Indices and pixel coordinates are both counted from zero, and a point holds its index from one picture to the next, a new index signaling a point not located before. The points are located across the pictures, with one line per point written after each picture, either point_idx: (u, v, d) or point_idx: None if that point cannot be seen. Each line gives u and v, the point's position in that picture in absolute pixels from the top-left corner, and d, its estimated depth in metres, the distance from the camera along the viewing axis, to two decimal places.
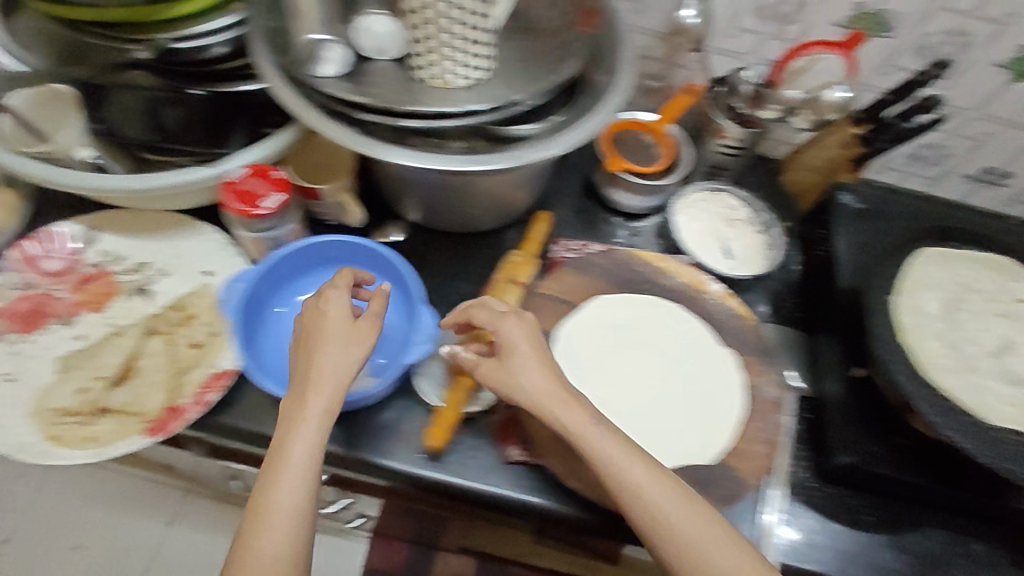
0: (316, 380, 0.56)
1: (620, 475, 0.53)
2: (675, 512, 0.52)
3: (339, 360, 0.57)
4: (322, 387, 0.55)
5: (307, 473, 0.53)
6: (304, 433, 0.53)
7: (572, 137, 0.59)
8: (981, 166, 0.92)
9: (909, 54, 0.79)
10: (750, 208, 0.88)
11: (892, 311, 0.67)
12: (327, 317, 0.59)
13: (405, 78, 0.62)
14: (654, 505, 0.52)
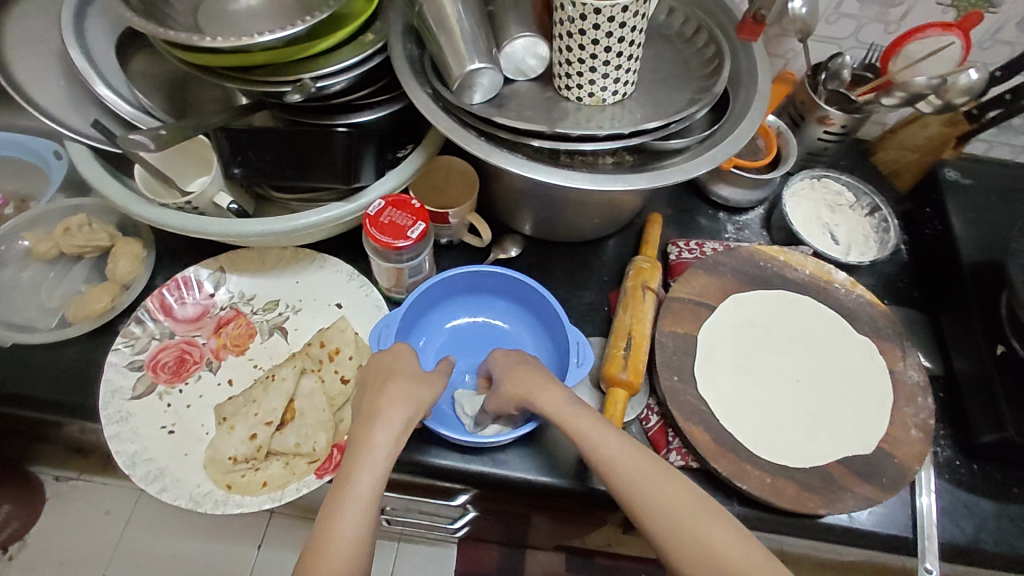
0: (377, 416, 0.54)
1: (627, 478, 0.51)
2: (702, 523, 0.48)
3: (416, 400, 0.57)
4: (391, 416, 0.54)
5: (372, 499, 0.50)
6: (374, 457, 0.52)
7: (735, 142, 0.58)
8: None
9: (1014, 25, 0.78)
10: (853, 192, 0.88)
11: None
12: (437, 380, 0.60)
13: (553, 96, 0.61)
14: (662, 507, 0.49)
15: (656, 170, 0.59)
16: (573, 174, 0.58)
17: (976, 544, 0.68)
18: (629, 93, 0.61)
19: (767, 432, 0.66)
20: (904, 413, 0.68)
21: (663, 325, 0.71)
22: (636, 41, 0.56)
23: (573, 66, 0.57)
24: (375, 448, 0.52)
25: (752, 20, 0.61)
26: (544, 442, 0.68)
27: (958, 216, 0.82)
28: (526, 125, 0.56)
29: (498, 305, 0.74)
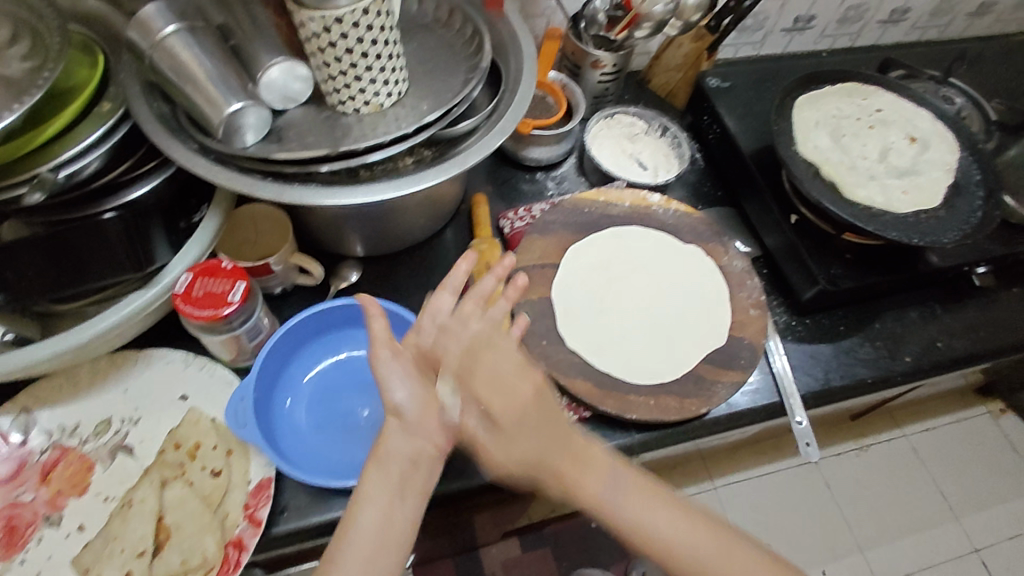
0: (374, 449, 0.54)
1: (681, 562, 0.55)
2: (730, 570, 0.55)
3: (394, 426, 0.55)
4: (393, 422, 0.55)
5: (372, 534, 0.51)
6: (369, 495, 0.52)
7: (518, 109, 0.61)
8: (792, 18, 1.07)
9: None
10: (644, 120, 0.95)
11: (802, 159, 0.77)
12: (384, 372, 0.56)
13: (330, 114, 0.59)
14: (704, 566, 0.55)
15: (456, 154, 0.60)
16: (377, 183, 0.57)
17: (829, 383, 0.78)
18: (406, 91, 0.61)
19: (639, 358, 0.70)
20: (739, 298, 0.76)
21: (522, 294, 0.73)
22: (393, 40, 0.55)
23: (340, 79, 0.56)
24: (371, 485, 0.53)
25: None
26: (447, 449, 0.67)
27: (730, 111, 0.92)
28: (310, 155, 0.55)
29: (356, 333, 0.70)
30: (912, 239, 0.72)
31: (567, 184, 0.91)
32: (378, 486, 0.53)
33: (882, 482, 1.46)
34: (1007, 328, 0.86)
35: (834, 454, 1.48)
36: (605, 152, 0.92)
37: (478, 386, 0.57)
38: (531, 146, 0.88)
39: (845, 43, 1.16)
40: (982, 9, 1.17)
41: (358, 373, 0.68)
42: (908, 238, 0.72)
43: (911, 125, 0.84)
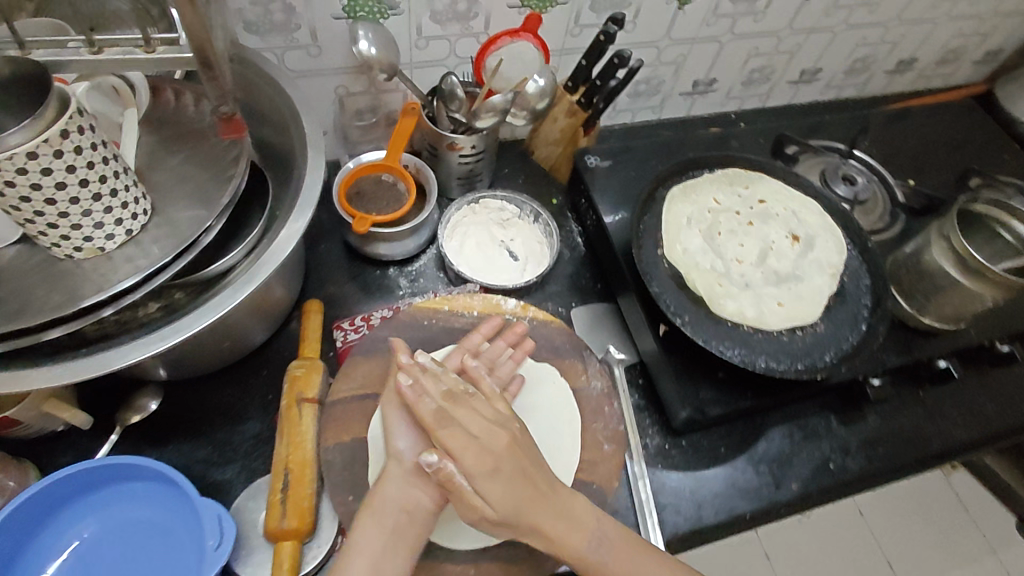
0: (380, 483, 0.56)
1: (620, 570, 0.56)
2: None
3: (395, 473, 0.57)
4: (397, 450, 0.58)
5: (373, 560, 0.52)
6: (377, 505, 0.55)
7: (275, 259, 0.51)
8: (691, 82, 0.98)
9: (589, 10, 0.78)
10: (513, 203, 0.85)
11: (667, 267, 0.69)
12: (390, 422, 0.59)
13: (43, 259, 0.48)
14: None
15: (190, 313, 0.49)
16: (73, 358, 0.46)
17: (700, 520, 0.69)
18: (139, 228, 0.50)
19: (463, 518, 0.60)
20: (591, 429, 0.67)
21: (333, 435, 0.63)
22: (99, 180, 0.44)
23: (30, 226, 0.45)
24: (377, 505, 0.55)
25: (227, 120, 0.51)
26: None
27: (606, 196, 0.82)
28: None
29: (136, 488, 0.58)
30: (779, 366, 0.63)
31: (422, 279, 0.81)
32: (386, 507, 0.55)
33: (826, 559, 1.33)
34: (911, 442, 0.76)
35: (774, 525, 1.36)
36: (466, 242, 0.81)
37: (451, 437, 0.55)
38: (379, 242, 0.78)
39: (754, 104, 1.08)
40: (902, 66, 1.09)
41: (134, 538, 0.58)
42: (776, 367, 0.63)
43: (795, 219, 0.75)
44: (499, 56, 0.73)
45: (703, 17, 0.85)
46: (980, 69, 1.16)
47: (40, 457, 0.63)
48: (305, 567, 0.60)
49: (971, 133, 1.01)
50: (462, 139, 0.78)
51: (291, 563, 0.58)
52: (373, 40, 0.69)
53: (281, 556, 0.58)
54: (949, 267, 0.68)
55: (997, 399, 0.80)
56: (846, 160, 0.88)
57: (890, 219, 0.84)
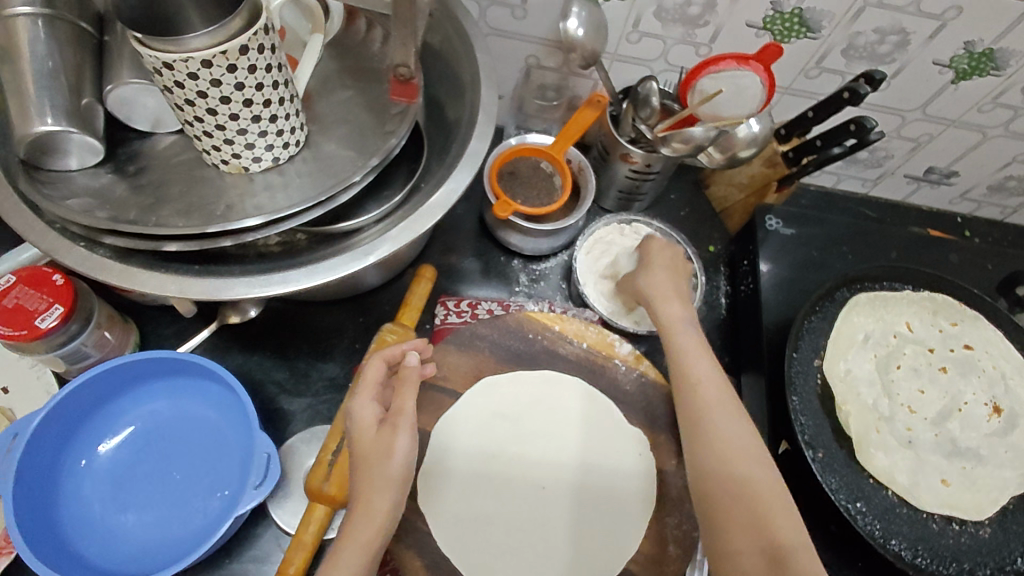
0: (359, 514, 0.49)
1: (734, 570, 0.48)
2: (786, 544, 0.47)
3: (362, 506, 0.49)
4: (393, 476, 0.50)
5: None
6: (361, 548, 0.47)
7: (401, 237, 0.47)
8: (924, 166, 0.81)
9: (839, 54, 0.65)
10: (666, 239, 0.75)
11: (820, 383, 0.57)
12: (395, 442, 0.51)
13: (192, 159, 0.48)
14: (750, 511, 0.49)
15: (302, 265, 0.46)
16: (181, 274, 0.44)
17: None
18: (284, 158, 0.48)
19: (495, 556, 0.56)
20: (663, 523, 0.58)
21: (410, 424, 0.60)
22: (263, 102, 0.42)
23: (189, 127, 0.44)
24: (344, 554, 0.47)
25: (400, 81, 0.47)
26: (250, 556, 0.58)
27: (776, 267, 0.71)
28: (107, 221, 0.43)
29: (212, 389, 0.59)
30: (914, 558, 0.51)
31: (543, 284, 0.75)
32: (359, 555, 0.47)
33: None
34: None
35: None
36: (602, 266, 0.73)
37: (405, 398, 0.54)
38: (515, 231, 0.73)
39: (991, 213, 0.88)
40: None
41: (195, 437, 0.59)
42: (912, 559, 0.51)
43: (1004, 384, 0.60)
44: (712, 82, 0.62)
45: (979, 101, 0.69)
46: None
47: (143, 322, 0.65)
48: (329, 535, 0.58)
49: None
50: (638, 152, 0.69)
51: (317, 530, 0.55)
52: (583, 22, 0.63)
53: (311, 519, 0.55)
54: None
55: None
56: None
57: None
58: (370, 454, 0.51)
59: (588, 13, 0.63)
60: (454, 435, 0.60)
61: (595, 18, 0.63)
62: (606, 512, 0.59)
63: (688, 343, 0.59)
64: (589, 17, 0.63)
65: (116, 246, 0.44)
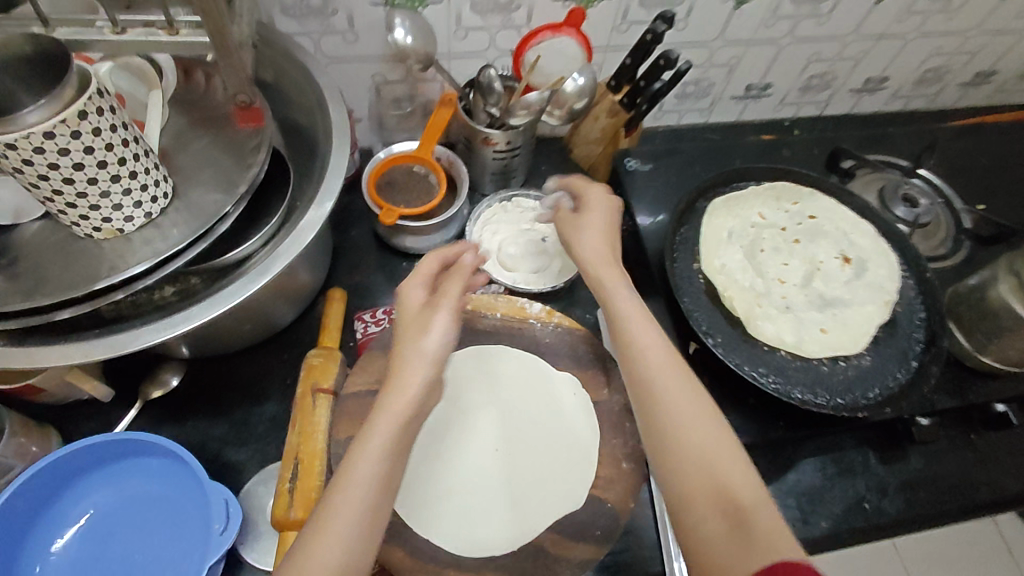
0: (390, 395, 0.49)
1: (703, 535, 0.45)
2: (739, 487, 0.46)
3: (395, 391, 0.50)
4: (426, 351, 0.51)
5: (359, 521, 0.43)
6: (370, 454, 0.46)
7: (290, 250, 0.50)
8: (744, 85, 0.92)
9: (637, 6, 0.74)
10: None
11: (702, 283, 0.65)
12: (434, 320, 0.53)
13: (64, 236, 0.49)
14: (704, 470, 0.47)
15: (204, 299, 0.48)
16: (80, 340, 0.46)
17: None
18: (158, 212, 0.50)
19: (471, 523, 0.59)
20: (613, 446, 0.64)
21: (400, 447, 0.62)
22: (118, 160, 0.44)
23: (50, 204, 0.45)
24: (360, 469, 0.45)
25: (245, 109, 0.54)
26: None
27: (642, 201, 0.79)
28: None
29: (153, 462, 0.59)
30: (814, 399, 0.59)
31: None
32: (384, 432, 0.47)
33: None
34: (956, 492, 0.70)
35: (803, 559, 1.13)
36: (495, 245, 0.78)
37: (451, 286, 0.55)
38: (409, 234, 0.76)
39: (812, 111, 1.01)
40: (978, 78, 1.01)
41: (148, 513, 0.58)
42: (816, 401, 0.59)
43: (848, 239, 0.70)
44: (538, 52, 0.70)
45: (762, 18, 0.80)
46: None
47: (63, 425, 0.64)
48: None
49: None
50: (498, 133, 0.75)
51: None
52: (410, 31, 0.68)
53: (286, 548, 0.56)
54: (1016, 306, 0.62)
55: None
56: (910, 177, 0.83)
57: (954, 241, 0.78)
58: (410, 332, 0.53)
59: (412, 22, 0.68)
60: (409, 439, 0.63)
61: (419, 24, 0.69)
62: (557, 453, 0.63)
63: (627, 307, 0.56)
64: (414, 25, 0.68)
65: (13, 328, 0.46)
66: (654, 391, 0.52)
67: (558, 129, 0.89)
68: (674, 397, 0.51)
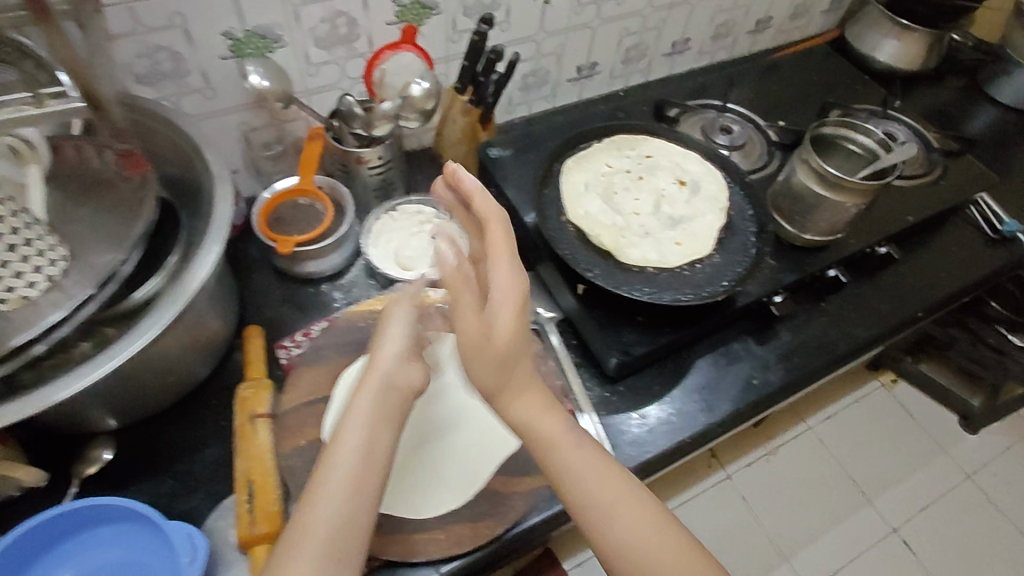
0: (367, 382, 0.53)
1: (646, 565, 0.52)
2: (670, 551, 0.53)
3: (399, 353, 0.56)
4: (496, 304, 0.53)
5: (351, 493, 0.46)
6: (352, 424, 0.50)
7: (198, 274, 0.55)
8: (575, 68, 1.05)
9: (461, 16, 0.85)
10: (429, 206, 0.90)
11: (572, 231, 0.75)
12: (388, 323, 0.59)
13: None
14: (644, 552, 0.52)
15: (126, 336, 0.53)
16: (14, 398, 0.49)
17: (659, 448, 0.74)
18: (58, 273, 0.53)
19: (421, 491, 0.64)
20: None
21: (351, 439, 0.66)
22: None
23: None
24: (347, 437, 0.49)
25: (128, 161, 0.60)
26: None
27: (511, 176, 0.89)
28: None
29: (104, 532, 0.60)
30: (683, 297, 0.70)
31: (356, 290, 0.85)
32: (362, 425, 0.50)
33: (800, 481, 1.37)
34: (825, 351, 0.84)
35: (746, 463, 1.38)
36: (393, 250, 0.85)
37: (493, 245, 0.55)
38: (311, 258, 0.82)
39: (638, 80, 1.16)
40: (759, 26, 1.21)
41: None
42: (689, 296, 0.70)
43: (682, 168, 0.84)
44: (387, 69, 0.79)
45: (569, 8, 0.94)
46: (829, 18, 1.30)
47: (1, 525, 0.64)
48: None
49: (887, 49, 1.22)
50: (369, 150, 0.82)
51: None
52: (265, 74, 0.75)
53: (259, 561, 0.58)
54: (815, 187, 0.78)
55: (894, 298, 0.90)
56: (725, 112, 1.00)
57: (769, 148, 0.95)
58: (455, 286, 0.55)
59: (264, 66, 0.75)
60: None
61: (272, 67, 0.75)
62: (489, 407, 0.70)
63: (565, 437, 0.56)
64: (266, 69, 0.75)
65: None
66: (556, 443, 0.56)
67: (424, 139, 0.98)
68: (609, 493, 0.54)
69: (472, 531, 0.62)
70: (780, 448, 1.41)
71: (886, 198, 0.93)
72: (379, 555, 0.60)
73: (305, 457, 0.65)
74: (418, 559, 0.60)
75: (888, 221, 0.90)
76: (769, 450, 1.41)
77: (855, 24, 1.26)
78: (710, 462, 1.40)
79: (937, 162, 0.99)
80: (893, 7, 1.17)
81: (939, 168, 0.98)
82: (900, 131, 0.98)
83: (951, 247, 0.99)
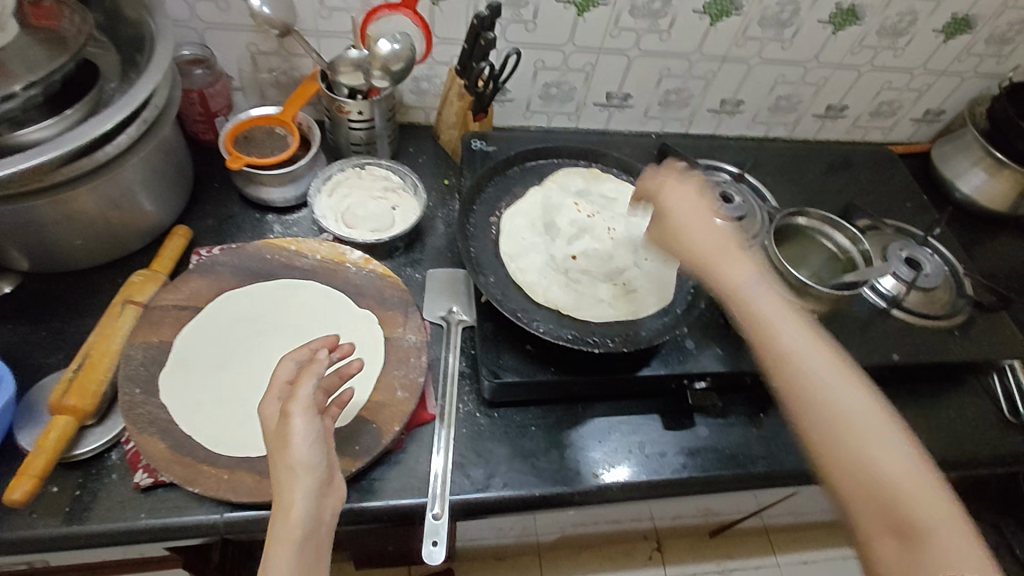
0: (280, 442, 0.51)
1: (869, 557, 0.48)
2: (876, 453, 0.50)
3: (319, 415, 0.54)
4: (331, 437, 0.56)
5: (295, 543, 0.46)
6: (297, 471, 0.49)
7: (78, 140, 0.58)
8: (604, 93, 1.01)
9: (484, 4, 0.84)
10: (397, 174, 0.88)
11: (492, 233, 0.78)
12: (292, 429, 0.51)
13: None
14: (884, 473, 0.49)
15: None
16: None
17: (500, 489, 0.70)
18: None
19: (235, 428, 0.64)
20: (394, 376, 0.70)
21: (206, 353, 0.69)
22: None
23: None
24: (289, 489, 0.49)
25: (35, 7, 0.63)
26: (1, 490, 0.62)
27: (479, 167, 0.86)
28: None
29: None
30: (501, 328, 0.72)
31: (296, 228, 0.85)
32: (304, 471, 0.49)
33: None
34: (733, 463, 0.75)
35: (689, 573, 1.28)
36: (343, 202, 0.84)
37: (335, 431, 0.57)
38: (270, 184, 0.83)
39: (677, 128, 1.10)
40: (831, 112, 1.11)
41: None
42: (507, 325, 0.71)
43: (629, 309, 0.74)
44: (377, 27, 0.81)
45: (605, 29, 0.90)
46: (922, 128, 1.17)
47: None
48: (79, 449, 0.63)
49: (972, 179, 1.06)
50: (352, 102, 0.83)
51: (59, 436, 0.60)
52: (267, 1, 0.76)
53: (54, 428, 0.60)
54: None
55: None
56: (738, 180, 0.97)
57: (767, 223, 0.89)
58: (276, 445, 0.51)
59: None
60: (201, 346, 0.69)
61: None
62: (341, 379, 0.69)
63: (789, 348, 0.55)
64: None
65: None
66: (793, 358, 0.55)
67: (430, 116, 0.99)
68: (848, 395, 0.52)
69: (257, 484, 0.61)
70: (734, 570, 1.29)
71: (879, 327, 0.82)
72: (162, 471, 0.60)
73: (150, 354, 0.67)
74: (194, 489, 0.60)
75: (865, 352, 0.79)
76: (721, 569, 1.29)
77: (945, 142, 1.12)
78: (651, 554, 1.29)
79: (961, 308, 0.86)
80: (991, 135, 1.02)
81: (963, 315, 0.86)
82: (928, 261, 0.89)
83: (958, 410, 0.84)
